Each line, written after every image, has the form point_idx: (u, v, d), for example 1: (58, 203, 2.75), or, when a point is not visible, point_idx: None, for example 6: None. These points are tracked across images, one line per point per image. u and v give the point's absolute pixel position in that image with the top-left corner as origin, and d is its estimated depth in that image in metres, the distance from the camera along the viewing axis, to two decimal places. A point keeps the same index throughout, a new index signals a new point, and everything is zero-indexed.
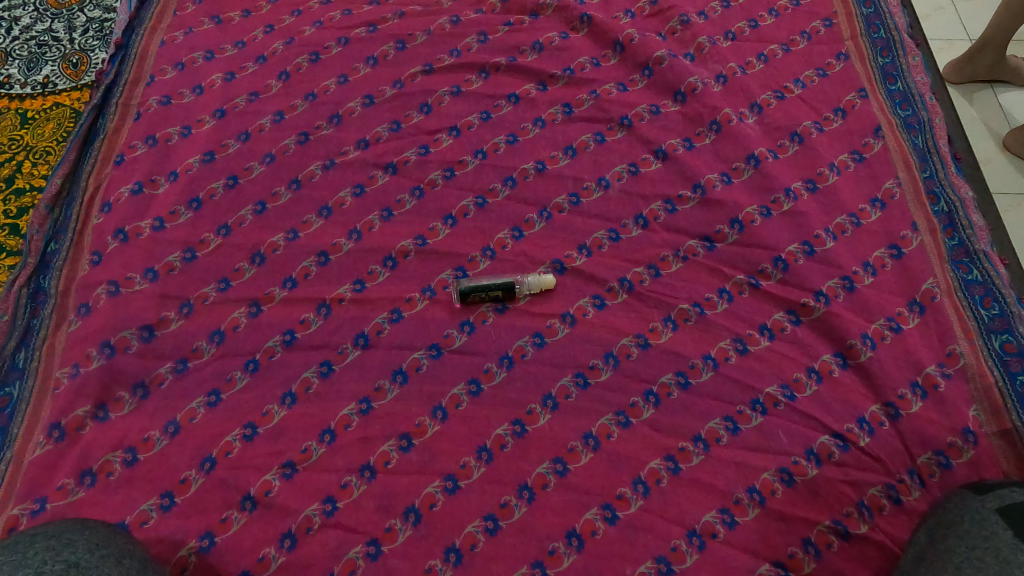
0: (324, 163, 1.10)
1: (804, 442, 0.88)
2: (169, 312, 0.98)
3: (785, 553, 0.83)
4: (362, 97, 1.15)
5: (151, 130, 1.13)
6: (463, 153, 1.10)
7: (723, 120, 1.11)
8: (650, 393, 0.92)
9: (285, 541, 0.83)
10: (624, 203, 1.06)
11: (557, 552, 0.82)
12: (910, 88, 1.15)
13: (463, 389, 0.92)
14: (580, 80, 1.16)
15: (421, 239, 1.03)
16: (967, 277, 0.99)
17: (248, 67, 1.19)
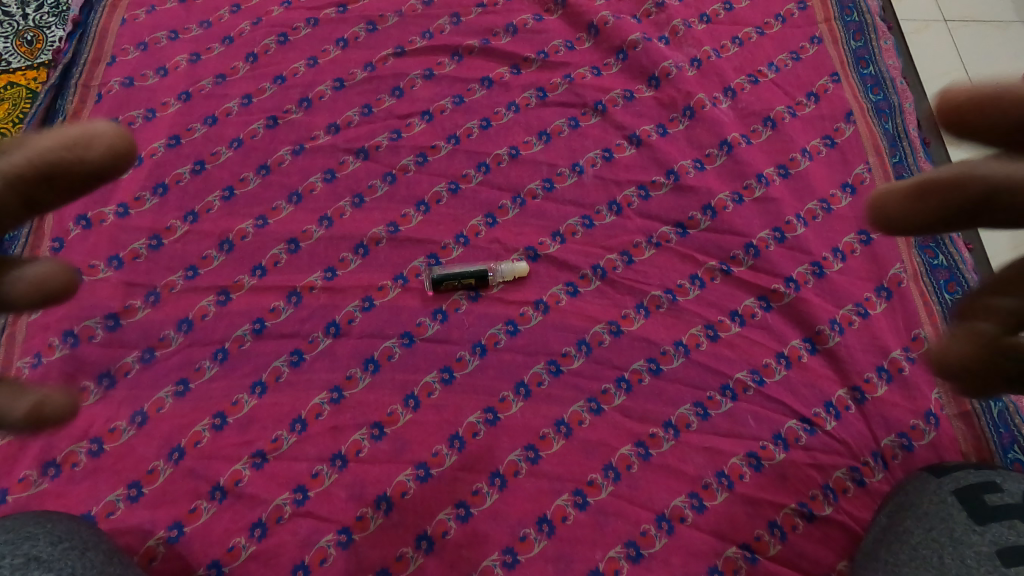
0: (293, 148, 1.08)
1: (771, 427, 0.90)
2: (135, 300, 0.97)
3: (751, 536, 0.84)
4: (332, 80, 1.13)
5: (113, 113, 1.10)
6: (436, 138, 1.09)
7: (696, 105, 1.11)
8: (621, 379, 0.92)
9: (255, 531, 0.83)
10: (598, 189, 1.06)
11: (528, 538, 0.83)
12: (881, 73, 1.16)
13: (435, 376, 0.92)
14: (555, 64, 1.15)
15: (393, 226, 1.02)
16: (933, 261, 1.01)
17: (214, 48, 1.16)
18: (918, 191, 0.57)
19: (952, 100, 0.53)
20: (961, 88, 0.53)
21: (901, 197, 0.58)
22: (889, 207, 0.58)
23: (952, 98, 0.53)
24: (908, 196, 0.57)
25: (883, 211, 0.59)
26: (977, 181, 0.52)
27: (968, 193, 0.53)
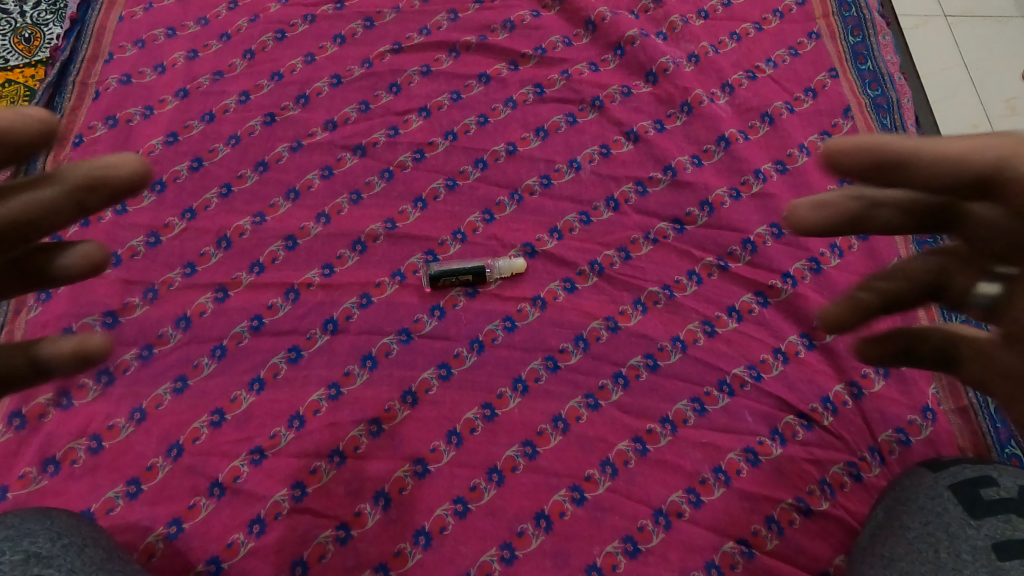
0: (291, 145, 1.08)
1: (768, 423, 0.90)
2: (133, 297, 0.97)
3: (748, 530, 0.84)
4: (329, 77, 1.13)
5: (111, 110, 1.10)
6: (433, 134, 1.09)
7: (694, 101, 1.11)
8: (619, 375, 0.93)
9: (254, 527, 0.83)
10: (596, 185, 1.06)
11: (526, 533, 0.83)
12: (879, 68, 1.16)
13: (433, 373, 0.93)
14: (552, 60, 1.15)
15: (391, 223, 1.02)
16: None
17: (212, 45, 1.16)
18: (820, 202, 0.55)
19: (836, 164, 0.49)
20: (842, 149, 0.49)
21: (806, 211, 0.55)
22: (796, 223, 0.56)
23: (843, 161, 0.49)
24: (813, 208, 0.55)
25: (790, 225, 0.56)
26: (858, 200, 0.55)
27: (855, 208, 0.55)
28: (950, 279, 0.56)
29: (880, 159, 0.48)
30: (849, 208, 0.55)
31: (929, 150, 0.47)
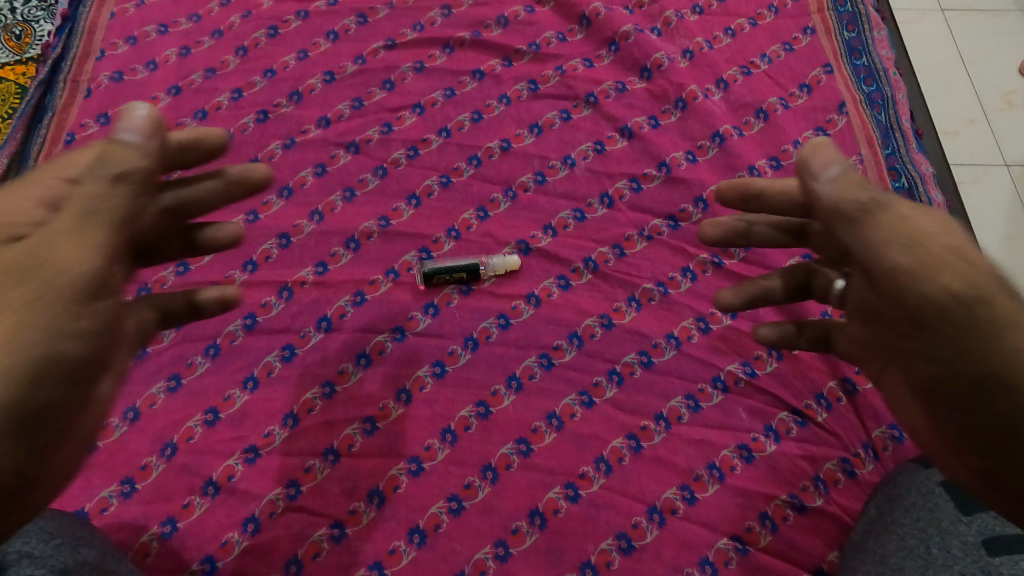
0: (284, 142, 1.07)
1: (762, 419, 0.90)
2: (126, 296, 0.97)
3: (742, 527, 0.85)
4: (323, 73, 1.12)
5: (103, 108, 1.10)
6: (427, 131, 1.09)
7: (688, 97, 1.10)
8: (613, 372, 0.93)
9: (248, 525, 0.84)
10: (591, 182, 1.05)
11: (520, 530, 0.84)
12: (874, 64, 1.16)
13: (427, 370, 0.93)
14: (547, 56, 1.14)
15: (384, 220, 1.02)
16: None
17: (204, 41, 1.15)
18: (718, 222, 0.71)
19: (719, 196, 0.68)
20: (722, 187, 0.68)
21: (709, 229, 0.71)
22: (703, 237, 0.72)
23: (722, 195, 0.68)
24: (713, 226, 0.71)
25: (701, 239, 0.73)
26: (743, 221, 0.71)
27: (741, 225, 0.71)
28: (818, 278, 0.66)
29: (745, 194, 0.67)
30: (738, 225, 0.71)
31: (777, 190, 0.65)
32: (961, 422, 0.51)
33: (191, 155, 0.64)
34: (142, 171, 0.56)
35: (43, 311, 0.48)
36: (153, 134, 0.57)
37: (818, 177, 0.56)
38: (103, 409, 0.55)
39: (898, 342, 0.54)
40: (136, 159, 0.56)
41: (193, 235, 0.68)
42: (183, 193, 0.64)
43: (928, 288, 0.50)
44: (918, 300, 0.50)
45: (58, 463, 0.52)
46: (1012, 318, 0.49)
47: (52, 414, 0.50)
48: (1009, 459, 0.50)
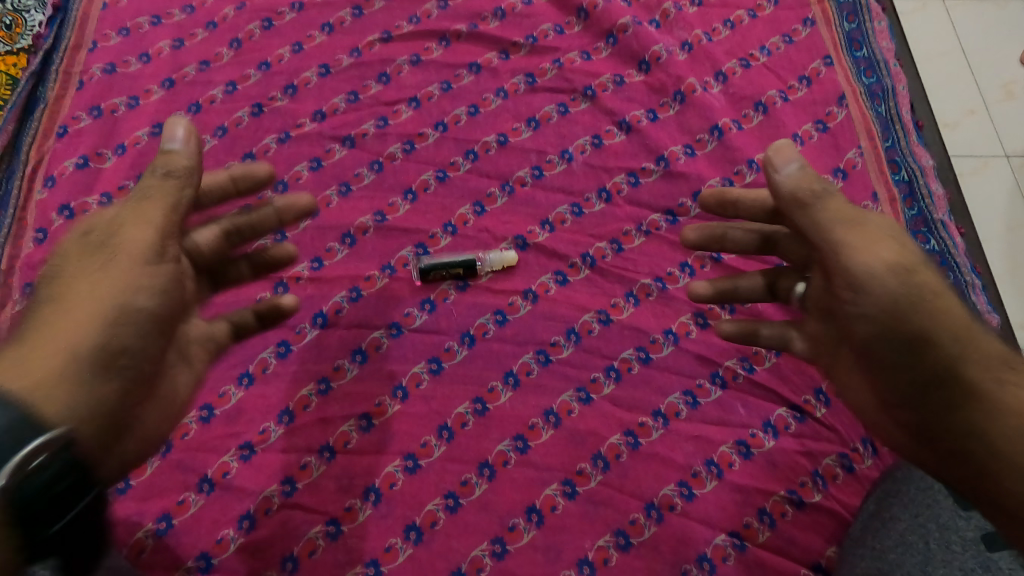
0: (279, 136, 1.06)
1: (761, 415, 0.90)
2: None
3: (740, 523, 0.84)
4: (318, 67, 1.11)
5: (96, 100, 1.09)
6: (424, 125, 1.08)
7: (687, 90, 1.09)
8: (611, 368, 0.92)
9: (244, 522, 0.83)
10: (588, 176, 1.05)
11: (517, 528, 0.83)
12: (874, 55, 1.15)
13: (423, 367, 0.92)
14: (544, 48, 1.13)
15: (380, 215, 1.01)
16: (924, 247, 1.01)
17: (198, 33, 1.14)
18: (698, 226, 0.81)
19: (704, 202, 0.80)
20: (706, 195, 0.80)
21: (691, 231, 0.81)
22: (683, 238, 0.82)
23: (704, 202, 0.80)
24: (694, 229, 0.81)
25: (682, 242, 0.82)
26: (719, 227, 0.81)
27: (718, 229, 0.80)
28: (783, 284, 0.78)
29: (722, 201, 0.79)
30: (715, 229, 0.80)
31: (749, 199, 0.77)
32: (893, 374, 0.61)
33: (241, 188, 0.78)
34: (185, 173, 0.66)
35: (119, 273, 0.60)
36: (191, 140, 0.67)
37: (779, 171, 0.67)
38: (184, 385, 0.71)
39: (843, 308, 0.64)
40: (181, 161, 0.66)
41: (255, 259, 0.82)
42: (234, 220, 0.77)
43: (859, 258, 0.62)
44: (858, 269, 0.62)
45: (145, 416, 0.66)
46: (933, 288, 0.61)
47: (132, 358, 0.61)
48: (926, 396, 0.59)
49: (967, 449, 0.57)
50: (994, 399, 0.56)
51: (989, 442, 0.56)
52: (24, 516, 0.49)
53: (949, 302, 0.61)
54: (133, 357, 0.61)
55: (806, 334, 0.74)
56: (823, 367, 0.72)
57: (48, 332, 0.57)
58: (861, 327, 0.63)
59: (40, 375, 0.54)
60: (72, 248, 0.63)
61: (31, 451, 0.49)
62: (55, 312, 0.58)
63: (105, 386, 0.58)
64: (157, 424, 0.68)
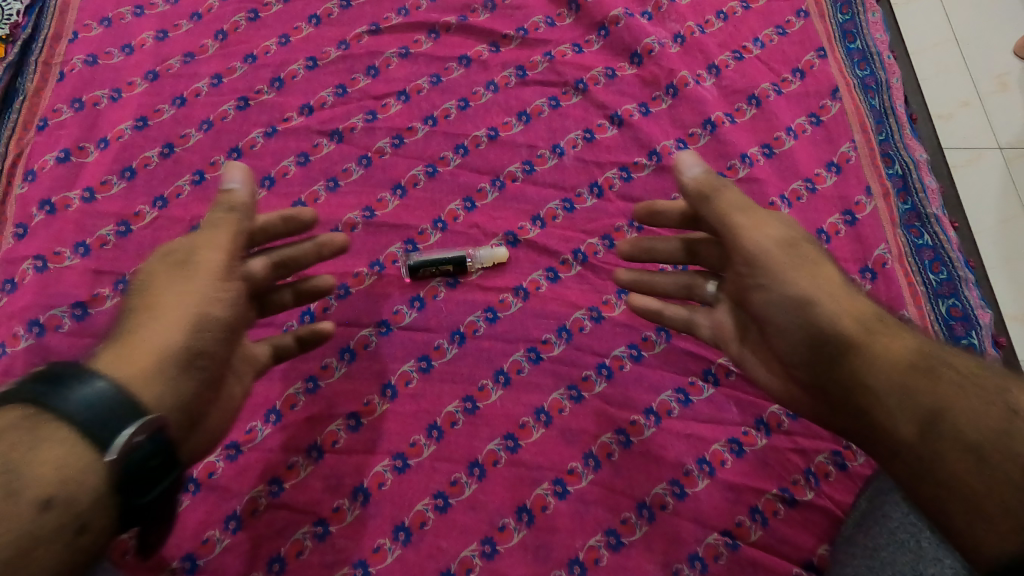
0: (265, 130, 1.04)
1: (753, 412, 0.89)
2: (103, 288, 0.95)
3: (732, 522, 0.84)
4: (305, 59, 1.09)
5: (77, 93, 1.06)
6: (413, 119, 1.06)
7: (679, 83, 1.08)
8: (602, 366, 0.91)
9: (230, 523, 0.82)
10: (580, 171, 1.03)
11: (507, 528, 0.83)
12: (868, 47, 1.14)
13: (413, 365, 0.91)
14: (535, 41, 1.11)
15: (369, 211, 1.00)
16: (918, 242, 1.00)
17: (182, 25, 1.12)
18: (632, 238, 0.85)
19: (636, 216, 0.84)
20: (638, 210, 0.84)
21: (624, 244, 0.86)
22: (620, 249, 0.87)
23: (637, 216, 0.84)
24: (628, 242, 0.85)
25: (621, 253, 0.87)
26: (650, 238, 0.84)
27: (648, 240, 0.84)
28: (698, 286, 0.81)
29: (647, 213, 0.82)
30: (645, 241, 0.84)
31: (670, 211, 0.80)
32: (785, 337, 0.68)
33: (290, 228, 0.81)
34: (243, 209, 0.72)
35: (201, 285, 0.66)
36: (247, 181, 0.73)
37: (685, 173, 0.74)
38: (237, 396, 0.74)
39: (745, 284, 0.71)
40: (241, 198, 0.72)
41: (298, 286, 0.84)
42: (281, 254, 0.79)
43: (751, 238, 0.70)
44: (750, 247, 0.70)
45: (211, 418, 0.69)
46: (814, 259, 0.69)
47: (208, 361, 0.64)
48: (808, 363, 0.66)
49: (847, 397, 0.63)
50: (865, 347, 0.62)
51: (863, 387, 0.60)
52: (126, 484, 0.52)
53: (826, 267, 0.68)
54: (209, 360, 0.65)
55: (715, 323, 0.80)
56: (727, 352, 0.79)
57: (140, 333, 0.61)
58: (758, 297, 0.70)
59: (138, 368, 0.58)
60: (155, 267, 0.67)
61: (135, 429, 0.52)
62: (148, 317, 0.62)
63: (186, 383, 0.61)
64: (217, 428, 0.70)
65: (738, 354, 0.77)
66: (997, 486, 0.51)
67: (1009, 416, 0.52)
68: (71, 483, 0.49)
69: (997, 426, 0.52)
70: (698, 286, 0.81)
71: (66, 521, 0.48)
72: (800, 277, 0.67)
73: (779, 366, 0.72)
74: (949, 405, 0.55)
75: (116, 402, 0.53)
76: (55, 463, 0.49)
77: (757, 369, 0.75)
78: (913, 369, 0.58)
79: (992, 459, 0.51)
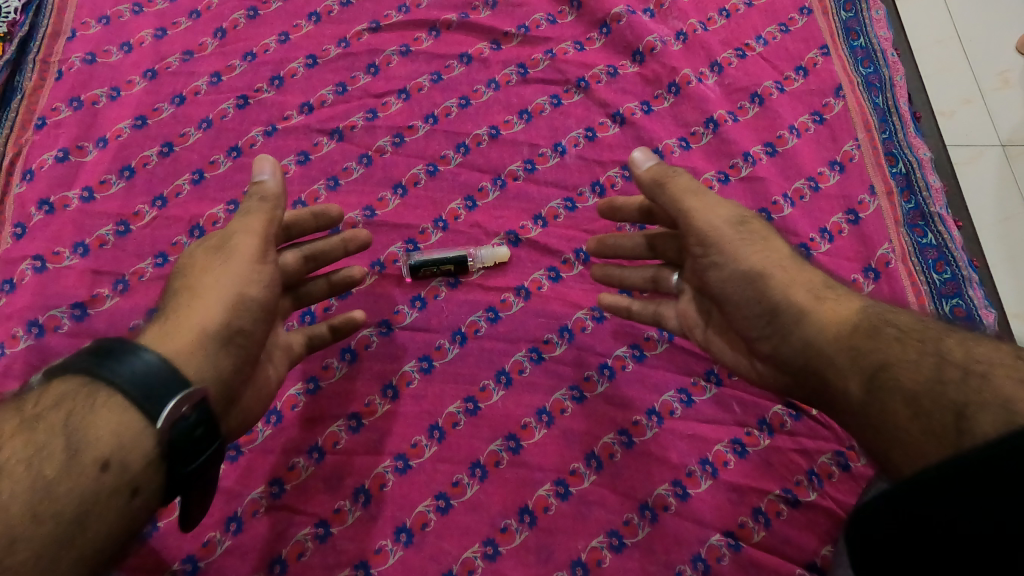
0: (265, 129, 1.04)
1: (756, 413, 0.88)
2: (103, 289, 0.94)
3: (735, 523, 0.83)
4: (305, 57, 1.09)
5: (75, 91, 1.06)
6: (414, 117, 1.05)
7: (682, 82, 1.07)
8: (604, 366, 0.91)
9: (231, 525, 0.82)
10: (581, 169, 1.03)
11: (509, 529, 0.82)
12: (872, 44, 1.13)
13: (414, 365, 0.90)
14: (536, 39, 1.11)
15: (370, 210, 1.00)
16: (921, 241, 1.00)
17: (181, 22, 1.11)
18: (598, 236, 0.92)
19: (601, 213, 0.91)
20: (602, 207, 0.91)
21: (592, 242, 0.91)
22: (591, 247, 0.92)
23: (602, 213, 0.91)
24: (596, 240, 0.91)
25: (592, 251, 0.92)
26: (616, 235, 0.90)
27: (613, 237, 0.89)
28: (663, 276, 0.85)
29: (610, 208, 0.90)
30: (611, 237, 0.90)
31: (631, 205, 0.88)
32: (741, 311, 0.73)
33: (320, 223, 0.86)
34: (275, 199, 0.77)
35: (239, 270, 0.71)
36: (277, 172, 0.78)
37: (641, 167, 0.81)
38: (272, 381, 0.79)
39: (704, 265, 0.76)
40: (276, 189, 0.77)
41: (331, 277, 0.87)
42: (313, 248, 0.85)
43: (704, 219, 0.75)
44: (705, 228, 0.75)
45: (246, 397, 0.75)
46: (761, 236, 0.75)
47: (244, 340, 0.70)
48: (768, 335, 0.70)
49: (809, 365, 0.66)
50: (814, 313, 0.67)
51: (819, 352, 0.65)
52: (171, 453, 0.57)
53: (774, 243, 0.74)
54: (247, 339, 0.71)
55: (680, 312, 0.83)
56: (694, 338, 0.82)
57: (184, 313, 0.67)
58: (714, 275, 0.74)
59: (179, 343, 0.64)
60: (197, 253, 0.74)
61: (176, 404, 0.56)
62: (190, 298, 0.68)
63: (224, 358, 0.68)
64: (252, 407, 0.76)
65: (703, 339, 0.81)
66: (934, 432, 0.54)
67: (940, 366, 0.56)
68: (128, 448, 0.54)
69: (930, 376, 0.56)
70: (663, 277, 0.85)
71: (122, 483, 0.54)
72: (751, 251, 0.72)
73: (739, 344, 0.76)
74: (890, 361, 0.59)
75: (163, 376, 0.57)
76: (114, 430, 0.54)
77: (720, 351, 0.79)
78: (856, 331, 0.63)
79: (926, 408, 0.55)
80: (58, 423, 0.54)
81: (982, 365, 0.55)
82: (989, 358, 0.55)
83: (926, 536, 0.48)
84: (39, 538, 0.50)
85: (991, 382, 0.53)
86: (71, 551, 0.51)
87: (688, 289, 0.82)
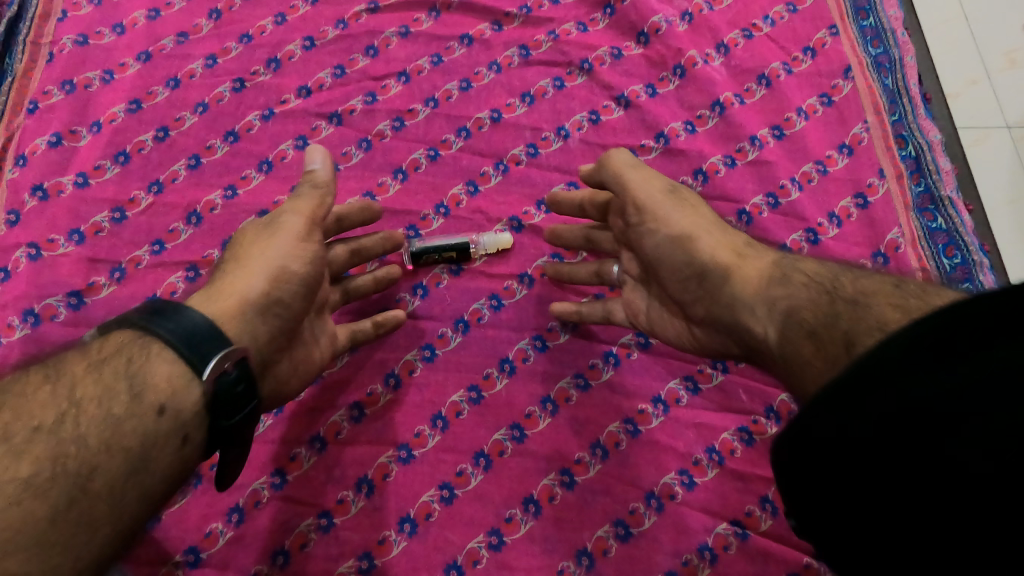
0: (262, 113, 1.02)
1: (763, 400, 0.87)
2: (99, 277, 0.93)
3: (742, 511, 0.83)
4: (303, 39, 1.06)
5: (67, 74, 1.03)
6: (414, 101, 1.03)
7: (687, 63, 1.05)
8: (610, 353, 0.89)
9: (233, 516, 0.81)
10: (585, 153, 1.01)
11: (514, 519, 0.81)
12: (881, 24, 1.11)
13: (417, 354, 0.89)
14: (538, 20, 1.08)
15: (370, 196, 0.98)
16: (931, 225, 0.98)
17: (174, 3, 1.08)
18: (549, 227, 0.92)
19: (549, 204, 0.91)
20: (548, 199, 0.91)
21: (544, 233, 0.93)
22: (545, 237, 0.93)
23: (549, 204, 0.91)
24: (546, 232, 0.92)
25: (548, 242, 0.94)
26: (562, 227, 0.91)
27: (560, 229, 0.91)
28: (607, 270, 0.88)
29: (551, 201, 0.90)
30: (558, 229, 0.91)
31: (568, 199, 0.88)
32: (674, 275, 0.75)
33: (364, 217, 0.88)
34: (325, 186, 0.79)
35: (283, 248, 0.73)
36: (327, 161, 0.80)
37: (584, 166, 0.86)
38: (315, 359, 0.80)
39: (641, 234, 0.78)
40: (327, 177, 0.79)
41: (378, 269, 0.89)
42: (358, 242, 0.87)
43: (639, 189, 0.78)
44: (643, 197, 0.78)
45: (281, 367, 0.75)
46: (693, 206, 0.79)
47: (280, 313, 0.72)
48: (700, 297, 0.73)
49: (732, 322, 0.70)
50: (737, 269, 0.70)
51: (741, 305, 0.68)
52: (213, 403, 0.60)
53: (702, 210, 0.78)
54: (285, 310, 0.72)
55: (627, 303, 0.84)
56: (640, 322, 0.83)
57: (227, 285, 0.70)
58: (648, 240, 0.77)
59: (222, 307, 0.68)
60: (247, 232, 0.77)
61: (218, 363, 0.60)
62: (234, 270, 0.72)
63: (261, 327, 0.70)
64: (288, 376, 0.77)
65: (648, 323, 0.82)
66: (831, 360, 0.59)
67: (831, 302, 0.61)
68: (178, 395, 0.59)
69: (826, 312, 0.61)
70: (606, 270, 0.88)
71: (174, 428, 0.58)
72: (681, 216, 0.76)
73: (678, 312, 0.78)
74: (796, 305, 0.63)
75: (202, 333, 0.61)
76: (164, 377, 0.59)
77: (663, 326, 0.80)
78: (769, 280, 0.67)
79: (824, 338, 0.60)
80: (121, 369, 0.59)
81: (863, 295, 0.60)
82: (870, 290, 0.60)
83: (847, 453, 0.48)
84: (111, 469, 0.55)
85: (872, 308, 0.58)
86: (134, 484, 0.56)
87: (631, 278, 0.84)
